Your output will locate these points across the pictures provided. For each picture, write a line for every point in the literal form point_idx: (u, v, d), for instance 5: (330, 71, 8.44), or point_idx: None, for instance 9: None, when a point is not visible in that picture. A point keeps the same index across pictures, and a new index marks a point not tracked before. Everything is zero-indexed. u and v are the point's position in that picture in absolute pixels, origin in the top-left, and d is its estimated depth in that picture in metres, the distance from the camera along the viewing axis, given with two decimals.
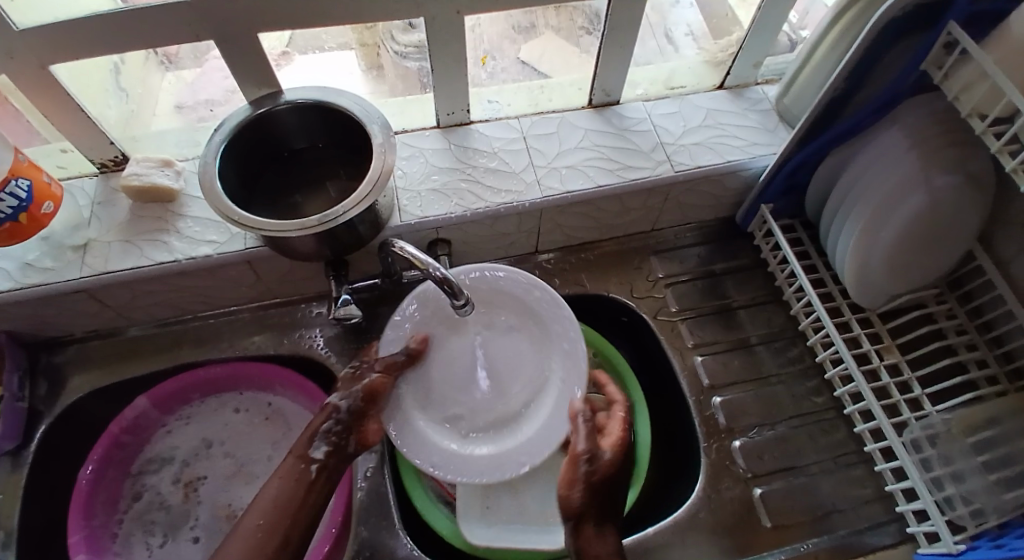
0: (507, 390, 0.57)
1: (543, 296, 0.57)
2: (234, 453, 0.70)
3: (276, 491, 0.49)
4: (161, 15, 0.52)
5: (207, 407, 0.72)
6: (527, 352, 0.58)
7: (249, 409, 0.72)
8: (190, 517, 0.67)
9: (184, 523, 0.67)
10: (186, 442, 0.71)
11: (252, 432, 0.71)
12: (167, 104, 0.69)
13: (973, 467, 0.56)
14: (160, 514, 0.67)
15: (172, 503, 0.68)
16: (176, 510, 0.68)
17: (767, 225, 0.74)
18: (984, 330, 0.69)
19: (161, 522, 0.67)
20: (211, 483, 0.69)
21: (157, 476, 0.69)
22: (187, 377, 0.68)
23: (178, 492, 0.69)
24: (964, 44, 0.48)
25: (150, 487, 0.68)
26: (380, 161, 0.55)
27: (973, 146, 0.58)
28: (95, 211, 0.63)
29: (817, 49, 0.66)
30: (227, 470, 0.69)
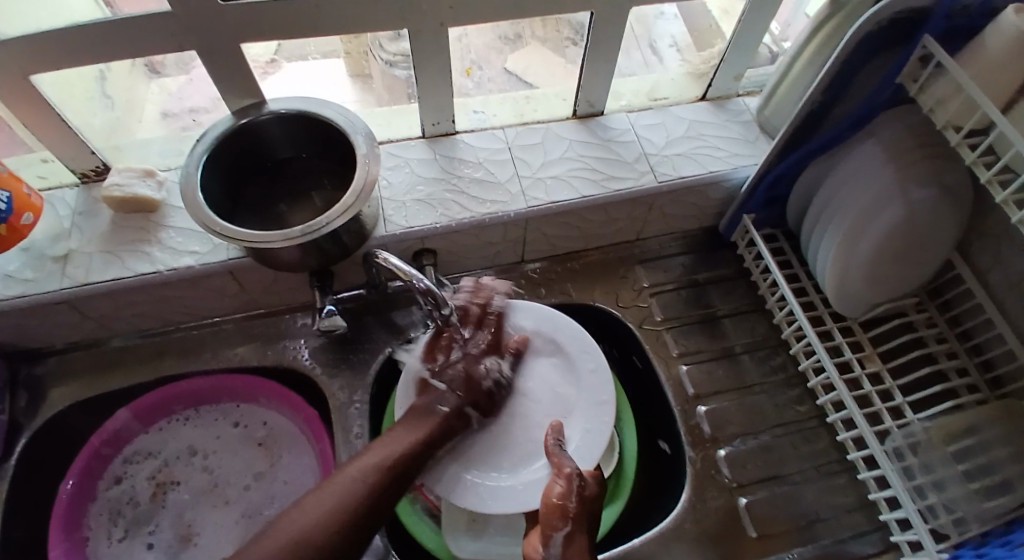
0: (523, 429, 0.59)
1: (596, 369, 0.62)
2: (212, 470, 0.69)
3: (410, 431, 0.52)
4: (144, 26, 0.52)
5: (208, 414, 0.71)
6: (557, 399, 0.61)
7: (248, 424, 0.71)
8: (153, 519, 0.66)
9: (145, 524, 0.66)
10: (179, 446, 0.70)
11: (241, 453, 0.70)
12: (153, 112, 0.69)
13: (954, 475, 0.57)
14: (126, 514, 0.66)
15: (142, 501, 0.67)
16: (142, 509, 0.67)
17: (750, 235, 0.75)
18: (963, 339, 0.70)
19: (124, 522, 0.66)
20: (185, 492, 0.68)
21: (142, 470, 0.68)
22: (194, 383, 0.68)
23: (148, 490, 0.67)
24: (940, 58, 0.48)
25: (129, 480, 0.68)
26: (364, 171, 0.55)
27: (948, 158, 0.59)
28: (76, 221, 0.62)
29: (795, 64, 0.67)
30: (201, 487, 0.68)
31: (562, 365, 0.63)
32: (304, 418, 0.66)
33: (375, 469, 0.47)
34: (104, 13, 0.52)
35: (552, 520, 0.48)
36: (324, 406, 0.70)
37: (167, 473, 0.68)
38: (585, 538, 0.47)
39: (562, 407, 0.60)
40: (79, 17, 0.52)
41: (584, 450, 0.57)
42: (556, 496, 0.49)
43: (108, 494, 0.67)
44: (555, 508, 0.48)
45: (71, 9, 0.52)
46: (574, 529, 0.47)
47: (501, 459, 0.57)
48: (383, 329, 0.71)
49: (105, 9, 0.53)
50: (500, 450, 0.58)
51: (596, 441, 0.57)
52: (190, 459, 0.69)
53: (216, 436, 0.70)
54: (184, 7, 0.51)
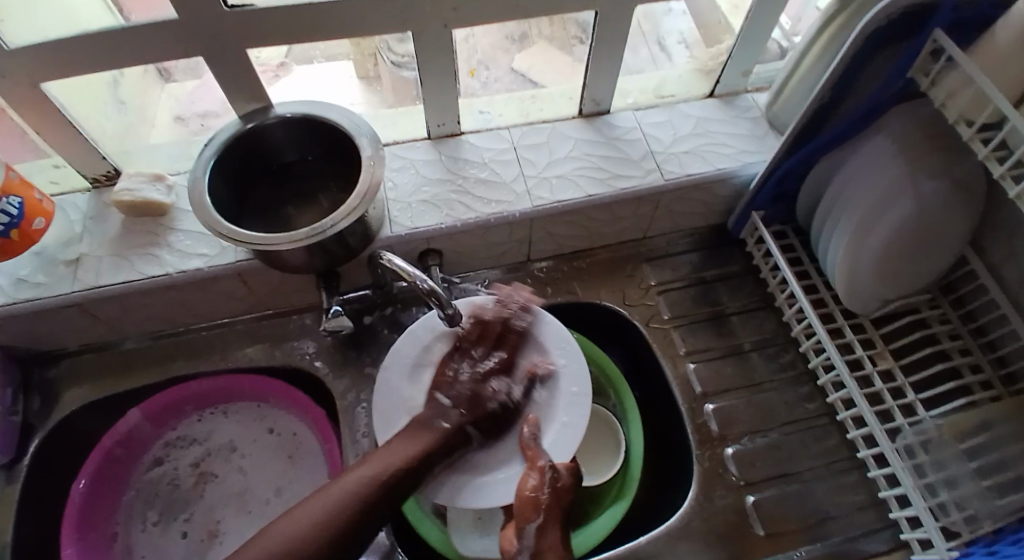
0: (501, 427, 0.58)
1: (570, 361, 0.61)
2: (246, 473, 0.70)
3: (404, 447, 0.51)
4: (150, 32, 0.52)
5: (250, 410, 0.72)
6: (534, 395, 0.59)
7: (284, 433, 0.71)
8: (188, 508, 0.68)
9: (179, 512, 0.68)
10: (220, 440, 0.71)
11: (274, 461, 0.70)
12: (166, 116, 0.70)
13: (966, 473, 0.56)
14: (162, 497, 0.68)
15: (183, 486, 0.69)
16: (182, 492, 0.69)
17: (758, 232, 0.75)
18: (978, 335, 0.69)
19: (161, 507, 0.68)
20: (219, 488, 0.69)
21: (185, 457, 0.71)
22: (230, 380, 0.69)
23: (190, 478, 0.70)
24: (949, 51, 0.48)
25: (172, 465, 0.70)
26: (369, 173, 0.55)
27: (960, 152, 0.58)
28: (87, 226, 0.63)
29: (804, 56, 0.66)
30: (231, 489, 0.69)
31: (535, 358, 0.61)
32: (312, 417, 0.66)
33: (364, 486, 0.46)
34: (117, 20, 0.53)
35: (525, 512, 0.49)
36: (332, 406, 0.71)
37: (209, 463, 0.70)
38: (558, 530, 0.48)
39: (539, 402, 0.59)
40: (94, 25, 0.52)
41: (562, 443, 0.56)
42: (530, 490, 0.50)
43: (153, 473, 0.70)
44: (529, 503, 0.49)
45: (84, 15, 0.53)
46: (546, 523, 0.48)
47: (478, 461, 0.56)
48: (390, 329, 0.71)
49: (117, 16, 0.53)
50: (476, 450, 0.57)
51: (575, 437, 0.56)
52: (230, 456, 0.71)
53: (255, 438, 0.71)
54: (189, 13, 0.51)
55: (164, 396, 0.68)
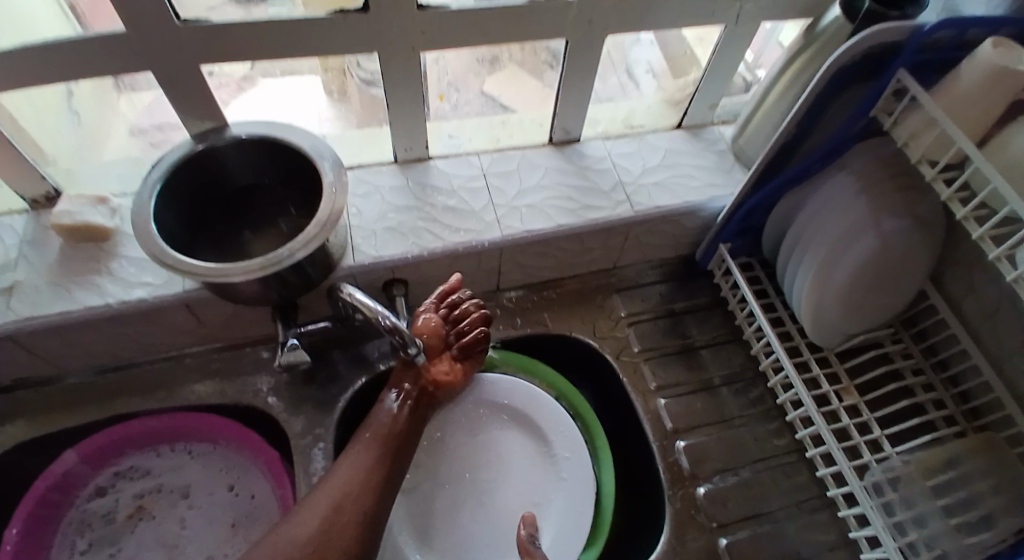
0: (496, 516, 0.62)
1: (565, 440, 0.66)
2: (188, 523, 0.63)
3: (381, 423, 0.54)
4: (95, 48, 0.49)
5: (213, 450, 0.66)
6: (534, 488, 0.64)
7: (240, 494, 0.64)
8: (116, 543, 0.62)
9: (106, 546, 0.61)
10: (175, 478, 0.65)
11: (218, 515, 0.63)
12: (123, 128, 0.64)
13: (933, 510, 0.56)
14: (93, 531, 0.62)
15: (117, 519, 0.63)
16: (113, 527, 0.62)
17: (726, 264, 0.75)
18: (939, 369, 0.70)
19: (89, 540, 0.61)
20: (154, 531, 0.62)
21: (132, 489, 0.64)
22: (208, 420, 0.64)
23: (128, 509, 0.63)
24: (915, 92, 0.48)
25: (113, 495, 0.64)
26: (329, 200, 0.52)
27: (920, 190, 0.60)
28: (23, 250, 0.59)
29: (770, 93, 0.67)
30: (166, 538, 0.62)
31: (540, 450, 0.66)
32: (266, 461, 0.62)
33: (364, 470, 0.50)
34: (73, 29, 0.49)
35: None
36: (286, 445, 0.66)
37: (156, 499, 0.64)
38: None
39: (541, 497, 0.63)
40: (46, 34, 0.48)
41: (564, 541, 0.60)
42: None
43: (88, 500, 0.63)
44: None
45: (32, 20, 0.48)
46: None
47: (473, 552, 0.60)
48: (351, 363, 0.68)
49: (76, 25, 0.49)
50: (474, 545, 0.60)
51: (572, 525, 0.61)
52: (180, 497, 0.64)
53: (213, 489, 0.65)
54: (138, 29, 0.48)
55: (126, 428, 0.63)
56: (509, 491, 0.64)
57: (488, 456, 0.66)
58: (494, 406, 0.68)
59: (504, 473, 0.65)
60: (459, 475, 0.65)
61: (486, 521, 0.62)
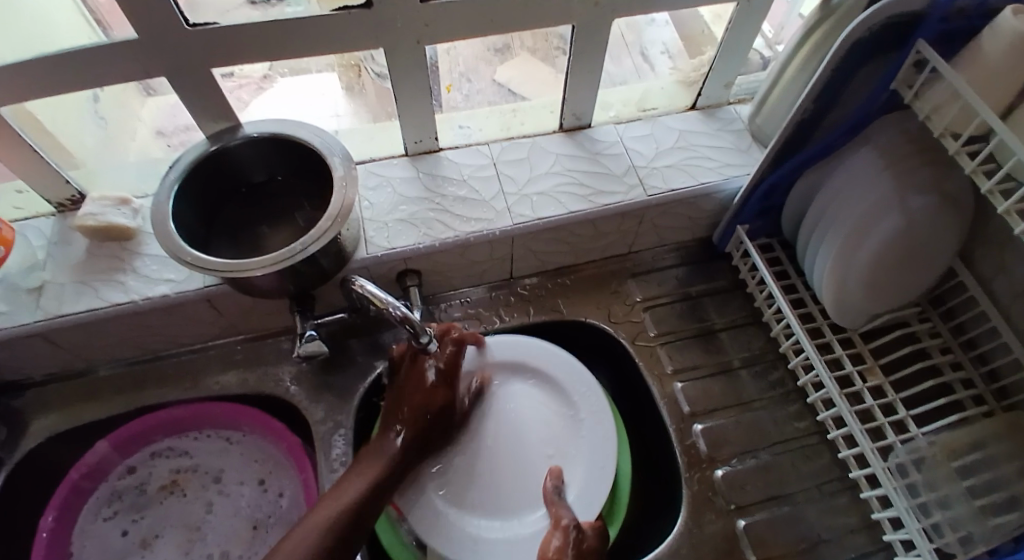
0: (516, 477, 0.62)
1: (586, 393, 0.66)
2: (213, 507, 0.67)
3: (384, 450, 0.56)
4: (112, 51, 0.51)
5: (246, 441, 0.69)
6: (552, 444, 0.64)
7: (269, 492, 0.67)
8: (142, 510, 0.66)
9: (134, 512, 0.66)
10: (211, 461, 0.69)
11: (244, 507, 0.66)
12: (146, 131, 0.67)
13: (959, 493, 0.55)
14: (124, 500, 0.66)
15: (150, 489, 0.67)
16: (146, 495, 0.67)
17: (744, 246, 0.73)
18: (968, 349, 0.68)
19: (119, 506, 0.66)
20: (183, 507, 0.66)
21: (167, 464, 0.68)
22: (227, 408, 0.66)
23: (163, 482, 0.68)
24: (934, 63, 0.46)
25: (148, 469, 0.68)
26: (341, 194, 0.53)
27: (948, 164, 0.57)
28: (50, 252, 0.61)
29: (787, 68, 0.65)
30: (188, 518, 0.66)
31: (560, 408, 0.66)
32: (285, 445, 0.64)
33: (366, 485, 0.53)
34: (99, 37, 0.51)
35: None
36: (308, 432, 0.68)
37: (189, 476, 0.68)
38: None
39: (562, 453, 0.63)
40: (74, 43, 0.51)
41: (586, 498, 0.60)
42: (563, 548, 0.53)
43: (121, 475, 0.67)
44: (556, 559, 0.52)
45: (63, 32, 0.51)
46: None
47: (491, 503, 0.60)
48: (369, 353, 0.69)
49: (101, 33, 0.51)
50: (492, 496, 0.60)
51: (597, 481, 0.61)
52: (212, 480, 0.68)
53: (245, 481, 0.68)
54: (152, 33, 0.49)
55: (151, 419, 0.66)
56: (525, 450, 0.63)
57: (502, 418, 0.65)
58: (506, 364, 0.68)
59: (518, 429, 0.64)
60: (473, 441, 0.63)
61: (508, 483, 0.61)
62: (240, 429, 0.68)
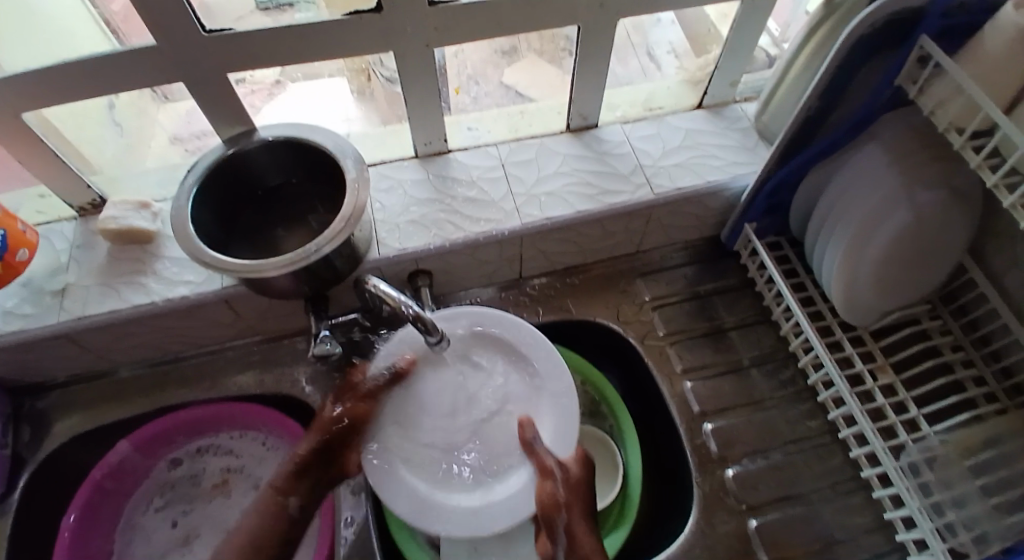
0: (491, 431, 0.57)
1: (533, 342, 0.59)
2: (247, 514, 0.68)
3: (253, 524, 0.47)
4: (132, 59, 0.52)
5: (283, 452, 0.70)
6: (516, 400, 0.58)
7: None
8: (191, 504, 0.69)
9: (183, 505, 0.70)
10: (255, 465, 0.70)
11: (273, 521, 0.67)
12: (163, 137, 0.67)
13: (972, 491, 0.54)
14: (174, 494, 0.70)
15: (202, 484, 0.70)
16: (200, 489, 0.70)
17: (752, 245, 0.73)
18: (981, 345, 0.67)
19: (170, 498, 0.70)
20: (228, 507, 0.69)
21: (216, 462, 0.71)
22: (264, 412, 0.66)
23: (215, 479, 0.70)
24: (938, 59, 0.47)
25: (202, 464, 0.71)
26: (352, 197, 0.54)
27: (955, 159, 0.57)
28: (74, 255, 0.63)
29: (792, 66, 0.66)
30: (226, 520, 0.68)
31: (514, 368, 0.60)
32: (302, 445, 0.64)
33: None
34: (111, 44, 0.52)
35: (549, 517, 0.49)
36: None
37: (236, 479, 0.70)
38: (584, 524, 0.49)
39: (528, 404, 0.58)
40: (89, 50, 0.52)
41: (562, 436, 0.55)
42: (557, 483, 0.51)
43: (175, 468, 0.71)
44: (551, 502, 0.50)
45: (79, 40, 0.52)
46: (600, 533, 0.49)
47: (483, 475, 0.56)
48: None
49: (114, 41, 0.52)
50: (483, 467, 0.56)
51: (567, 426, 0.56)
52: (253, 486, 0.69)
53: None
54: (169, 41, 0.51)
55: (178, 417, 0.67)
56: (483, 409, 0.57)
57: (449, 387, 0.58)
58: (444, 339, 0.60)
59: (472, 396, 0.58)
60: (427, 414, 0.57)
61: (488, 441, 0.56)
62: (277, 437, 0.69)
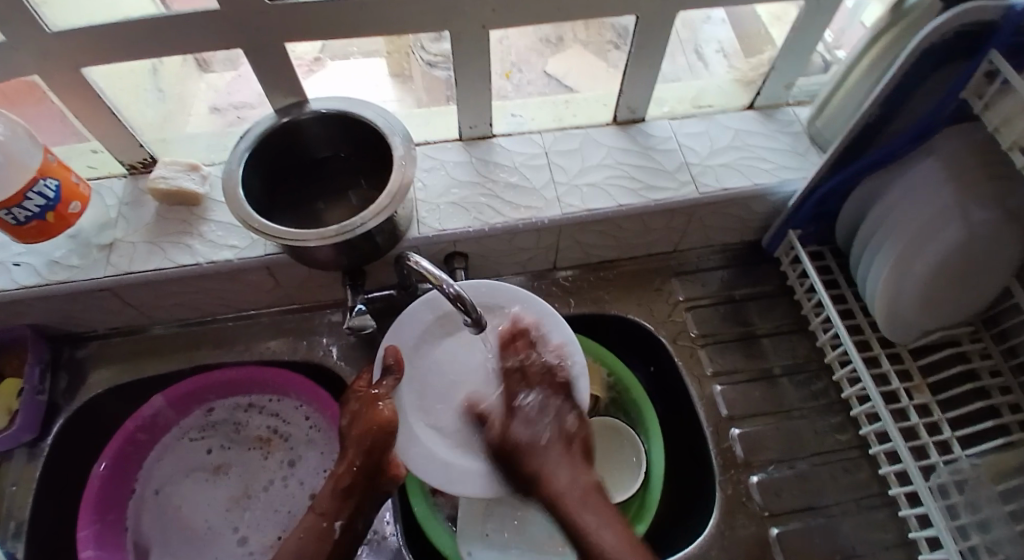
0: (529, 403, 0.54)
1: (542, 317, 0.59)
2: (270, 487, 0.69)
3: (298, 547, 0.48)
4: (192, 22, 0.53)
5: (331, 446, 0.70)
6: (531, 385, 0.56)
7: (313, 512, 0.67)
8: (231, 441, 0.71)
9: (222, 441, 0.71)
10: (299, 442, 0.71)
11: (287, 513, 0.67)
12: (202, 106, 0.70)
13: (1000, 515, 0.53)
14: (212, 434, 0.72)
15: (247, 433, 0.72)
16: (244, 436, 0.72)
17: (794, 251, 0.72)
18: (1020, 372, 0.65)
19: (208, 432, 0.72)
20: (262, 467, 0.70)
21: (265, 419, 0.72)
22: (304, 385, 0.67)
23: (263, 434, 0.72)
24: (1006, 75, 0.45)
25: (250, 415, 0.72)
26: (399, 173, 0.54)
27: (1015, 179, 0.56)
28: (122, 211, 0.64)
29: (854, 71, 0.63)
30: (254, 478, 0.69)
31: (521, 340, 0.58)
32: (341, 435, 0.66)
33: None
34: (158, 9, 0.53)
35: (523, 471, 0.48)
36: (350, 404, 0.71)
37: (279, 445, 0.71)
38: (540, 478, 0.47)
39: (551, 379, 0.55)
40: (136, 13, 0.52)
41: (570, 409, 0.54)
42: (517, 438, 0.49)
43: (220, 409, 0.72)
44: (533, 453, 0.48)
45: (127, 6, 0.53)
46: (584, 460, 0.49)
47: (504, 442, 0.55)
48: None
49: (161, 6, 0.53)
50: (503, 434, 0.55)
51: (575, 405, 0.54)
52: (288, 464, 0.70)
53: (306, 485, 0.69)
54: (231, 7, 0.51)
55: (216, 375, 0.69)
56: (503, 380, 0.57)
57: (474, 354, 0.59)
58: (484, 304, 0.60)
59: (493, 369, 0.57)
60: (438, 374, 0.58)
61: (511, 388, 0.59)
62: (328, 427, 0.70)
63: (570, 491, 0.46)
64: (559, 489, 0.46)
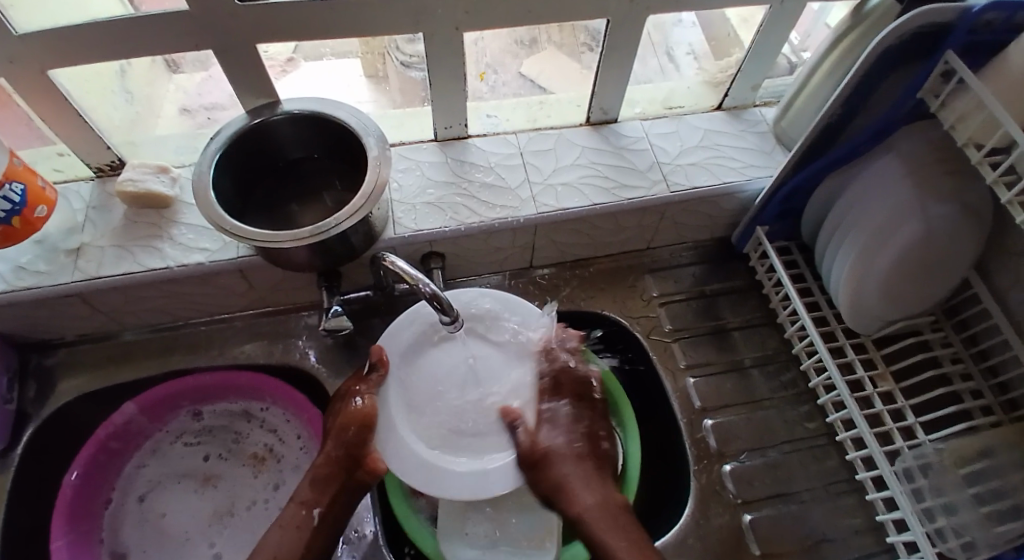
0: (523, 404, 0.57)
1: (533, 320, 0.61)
2: (252, 506, 0.68)
3: (278, 540, 0.51)
4: (160, 23, 0.52)
5: None
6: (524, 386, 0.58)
7: None
8: (229, 453, 0.71)
9: (218, 449, 0.71)
10: (292, 463, 0.70)
11: (260, 538, 0.65)
12: (172, 108, 0.69)
13: (964, 499, 0.56)
14: (207, 440, 0.71)
15: (242, 446, 0.71)
16: (240, 449, 0.71)
17: (763, 247, 0.74)
18: (979, 359, 0.69)
19: (203, 438, 0.71)
20: (250, 484, 0.69)
21: (263, 436, 0.71)
22: (281, 388, 0.67)
23: (258, 450, 0.71)
24: (962, 74, 0.47)
25: (250, 428, 0.72)
26: (374, 173, 0.54)
27: (970, 175, 0.58)
28: (90, 215, 0.63)
29: (816, 73, 0.66)
30: (239, 495, 0.68)
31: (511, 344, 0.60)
32: None
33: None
34: (126, 10, 0.52)
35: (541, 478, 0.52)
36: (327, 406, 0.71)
37: (271, 466, 0.70)
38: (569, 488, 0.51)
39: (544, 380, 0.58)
40: (104, 15, 0.52)
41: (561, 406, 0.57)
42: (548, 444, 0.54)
43: (217, 415, 0.72)
44: (562, 459, 0.53)
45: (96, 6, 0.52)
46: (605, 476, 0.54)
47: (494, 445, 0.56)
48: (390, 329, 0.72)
49: (129, 7, 0.52)
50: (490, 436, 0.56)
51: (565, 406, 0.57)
52: (273, 487, 0.69)
53: None
54: (201, 7, 0.51)
55: (192, 381, 0.68)
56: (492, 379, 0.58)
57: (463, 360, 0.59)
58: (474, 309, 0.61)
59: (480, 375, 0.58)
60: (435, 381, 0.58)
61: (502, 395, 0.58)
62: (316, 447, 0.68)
63: (596, 510, 0.50)
64: (585, 505, 0.50)
